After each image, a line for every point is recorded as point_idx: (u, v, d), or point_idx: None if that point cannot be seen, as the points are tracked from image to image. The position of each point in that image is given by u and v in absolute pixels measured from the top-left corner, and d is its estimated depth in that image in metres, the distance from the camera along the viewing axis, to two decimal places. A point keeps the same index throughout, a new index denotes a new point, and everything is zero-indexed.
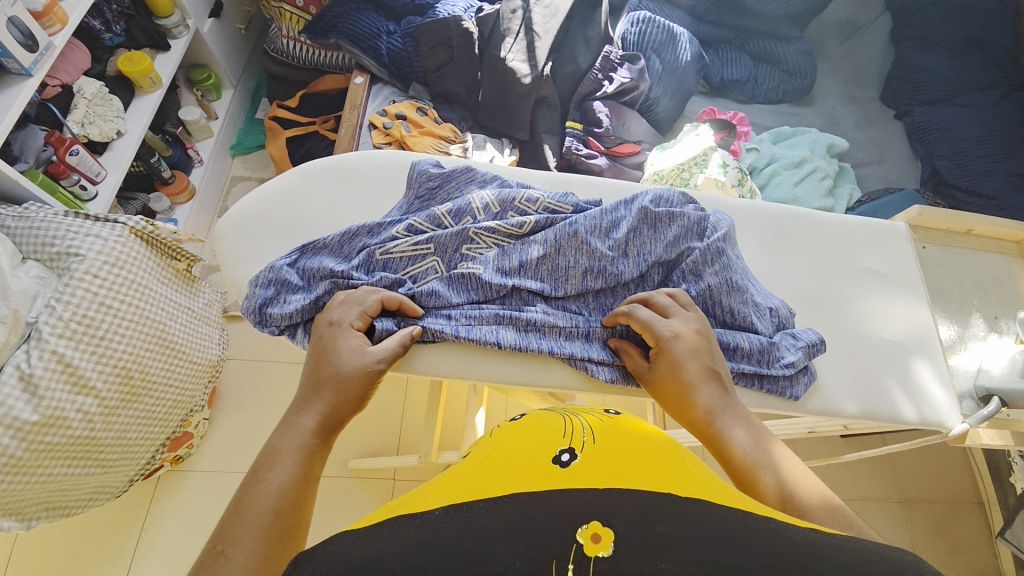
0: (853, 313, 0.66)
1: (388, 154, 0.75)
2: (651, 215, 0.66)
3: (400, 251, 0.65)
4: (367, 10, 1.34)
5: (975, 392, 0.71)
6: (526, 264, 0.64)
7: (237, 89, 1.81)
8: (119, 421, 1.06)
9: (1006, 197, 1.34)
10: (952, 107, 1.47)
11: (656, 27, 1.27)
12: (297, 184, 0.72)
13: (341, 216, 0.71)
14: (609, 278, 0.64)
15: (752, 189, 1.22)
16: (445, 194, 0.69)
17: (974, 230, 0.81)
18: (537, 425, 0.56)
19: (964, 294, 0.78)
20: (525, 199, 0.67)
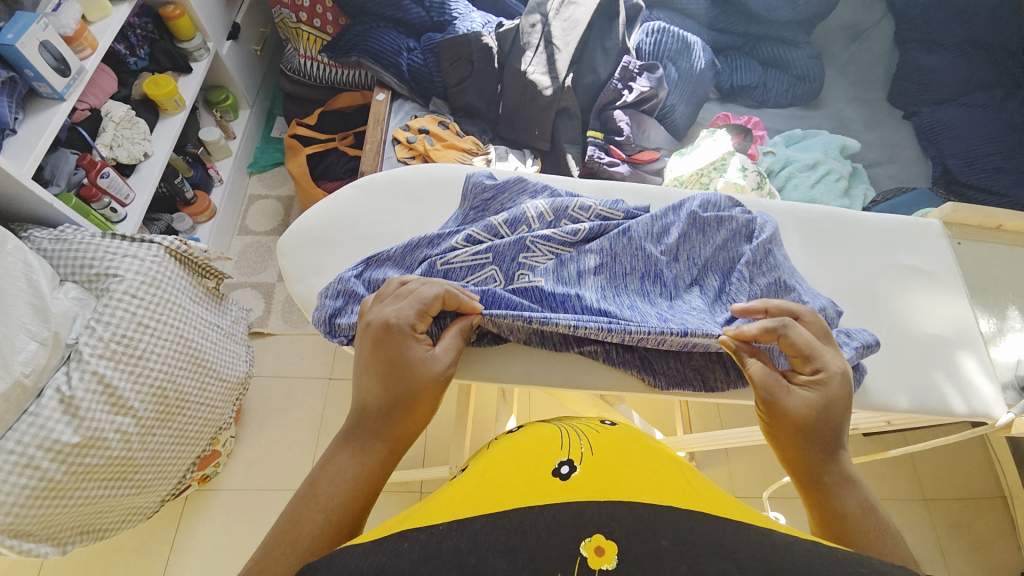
0: (898, 310, 0.68)
1: (439, 167, 0.76)
2: (699, 221, 0.69)
3: (461, 261, 0.65)
4: (387, 28, 1.37)
5: (1017, 382, 0.72)
6: (585, 271, 0.66)
7: (253, 109, 1.84)
8: (153, 440, 1.06)
9: (1018, 193, 1.36)
10: (960, 106, 1.50)
11: (670, 37, 1.30)
12: (353, 199, 0.74)
13: (398, 229, 0.72)
14: (664, 282, 0.66)
15: (771, 191, 1.24)
16: (499, 205, 0.71)
17: (1006, 226, 0.83)
18: (538, 440, 0.65)
19: (1001, 288, 0.79)
20: (578, 207, 0.69)
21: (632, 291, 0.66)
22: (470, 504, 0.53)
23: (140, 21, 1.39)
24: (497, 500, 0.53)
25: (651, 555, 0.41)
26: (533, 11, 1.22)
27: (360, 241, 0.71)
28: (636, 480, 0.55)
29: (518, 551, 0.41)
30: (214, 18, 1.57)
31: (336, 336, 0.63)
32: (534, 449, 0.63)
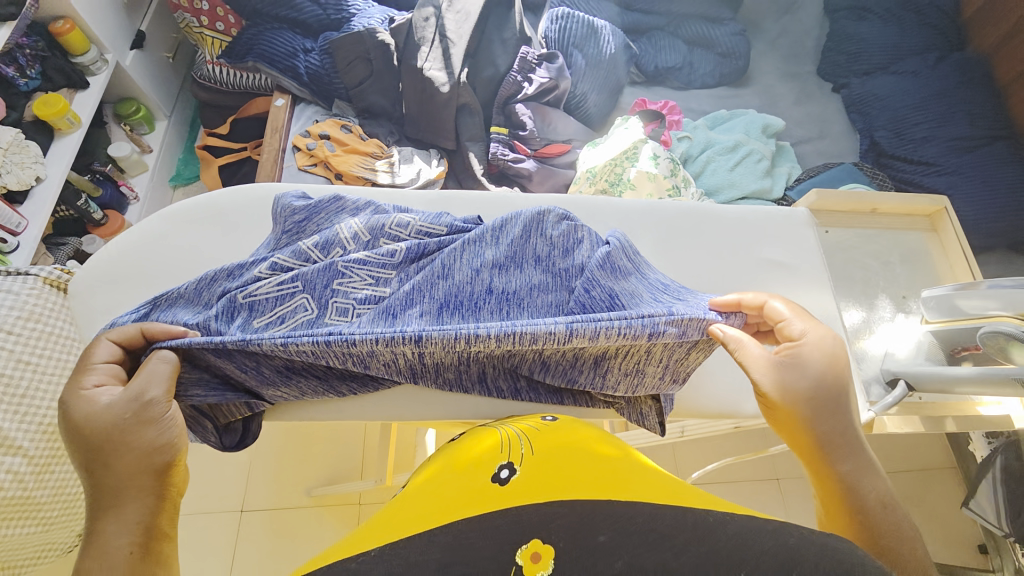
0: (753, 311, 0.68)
1: (253, 187, 0.74)
2: (519, 242, 0.61)
3: (264, 293, 0.58)
4: (282, 29, 1.30)
5: (883, 377, 0.75)
6: (406, 299, 0.58)
7: (171, 120, 1.77)
8: (53, 477, 0.99)
9: (943, 163, 1.33)
10: (887, 75, 1.47)
11: (576, 22, 1.26)
12: (157, 230, 0.72)
13: (205, 259, 0.71)
14: (503, 315, 0.56)
15: (686, 179, 1.21)
16: (315, 226, 0.65)
17: (879, 209, 0.86)
18: (474, 443, 0.61)
19: (868, 277, 0.84)
20: (396, 224, 0.63)
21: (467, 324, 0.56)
22: (410, 519, 0.49)
23: (29, 39, 1.31)
24: (435, 512, 0.49)
25: (584, 554, 0.41)
26: (426, 4, 1.16)
27: (164, 277, 0.69)
28: (578, 481, 0.50)
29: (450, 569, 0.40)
30: (111, 27, 1.50)
31: None
32: (471, 456, 0.58)
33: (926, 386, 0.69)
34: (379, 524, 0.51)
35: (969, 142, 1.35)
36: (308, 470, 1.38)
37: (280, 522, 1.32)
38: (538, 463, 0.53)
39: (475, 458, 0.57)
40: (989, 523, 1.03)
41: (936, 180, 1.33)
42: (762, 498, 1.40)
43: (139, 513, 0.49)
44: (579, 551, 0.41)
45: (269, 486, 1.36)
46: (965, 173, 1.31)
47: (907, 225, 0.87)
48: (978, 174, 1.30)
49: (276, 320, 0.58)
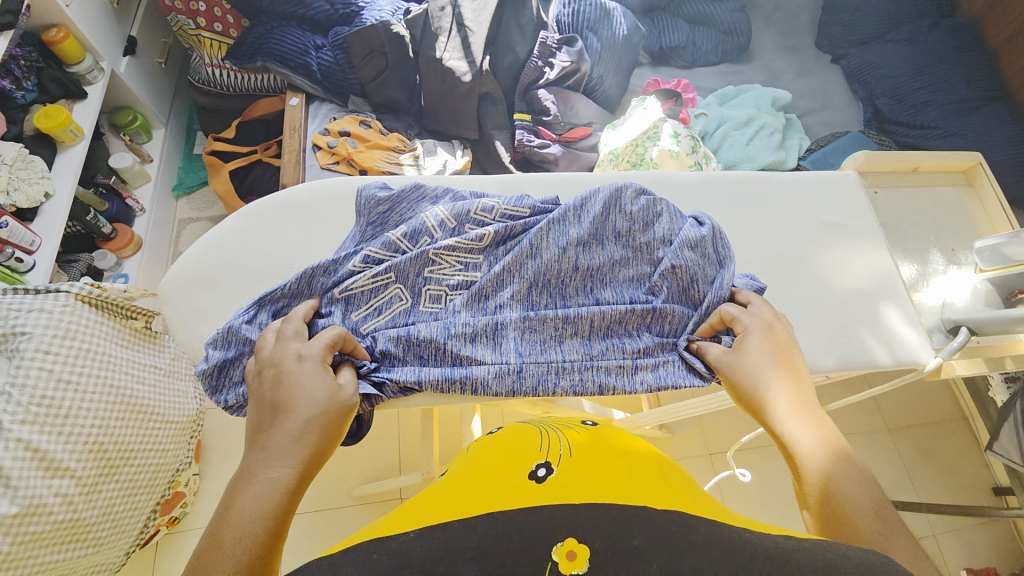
0: (819, 267, 0.70)
1: (326, 183, 0.75)
2: (598, 222, 0.67)
3: (360, 286, 0.65)
4: (289, 26, 1.27)
5: (943, 325, 0.79)
6: (496, 282, 0.66)
7: (168, 127, 1.73)
8: (101, 497, 1.00)
9: (945, 125, 1.38)
10: (885, 44, 1.51)
11: (589, 5, 1.26)
12: (238, 231, 0.73)
13: (283, 257, 0.72)
14: (588, 296, 0.66)
15: (707, 154, 1.23)
16: (397, 216, 0.70)
17: (920, 167, 0.90)
18: (515, 441, 0.61)
19: (919, 234, 0.87)
20: (480, 210, 0.68)
21: (557, 303, 0.66)
22: (445, 507, 0.50)
23: (23, 50, 1.26)
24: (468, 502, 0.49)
25: (621, 555, 0.40)
26: None
27: (246, 278, 0.70)
28: (615, 484, 0.50)
29: (487, 557, 0.40)
30: (104, 33, 1.44)
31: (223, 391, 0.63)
32: (514, 450, 0.58)
33: (988, 328, 0.72)
34: (408, 511, 0.51)
35: (969, 103, 1.39)
36: (348, 470, 1.37)
37: (325, 524, 1.31)
38: (577, 466, 0.54)
39: (517, 452, 0.57)
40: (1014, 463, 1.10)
41: (940, 142, 1.37)
42: None
43: (291, 477, 0.49)
44: (620, 553, 0.40)
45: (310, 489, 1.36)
46: (969, 133, 1.35)
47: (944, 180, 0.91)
48: (981, 134, 1.35)
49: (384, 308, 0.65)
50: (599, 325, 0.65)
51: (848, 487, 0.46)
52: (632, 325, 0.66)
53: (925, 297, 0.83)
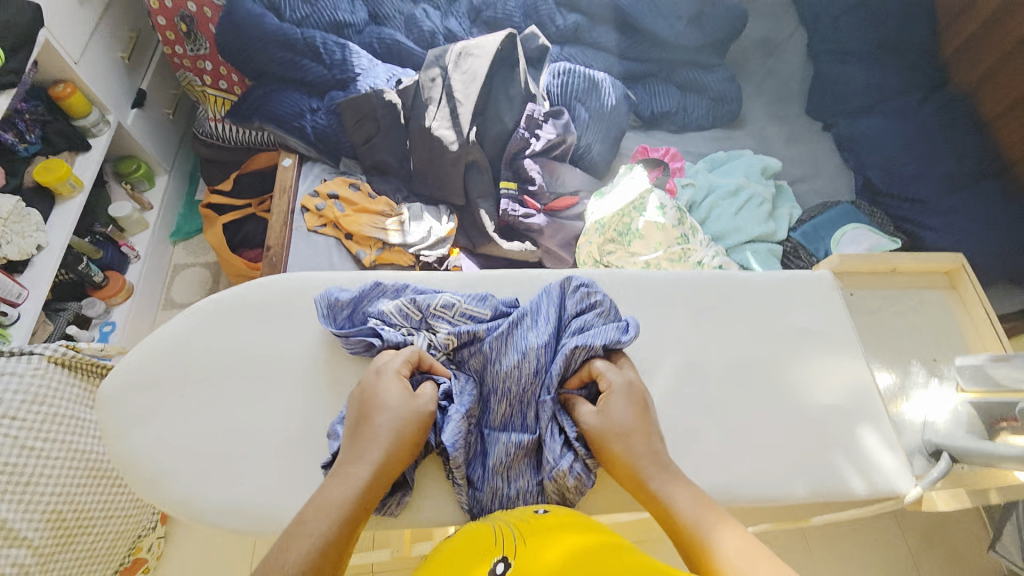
0: (793, 378, 0.76)
1: (282, 281, 0.78)
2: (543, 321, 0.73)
3: None
4: (288, 90, 1.31)
5: (924, 449, 0.79)
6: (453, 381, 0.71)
7: (171, 174, 1.77)
8: (56, 566, 0.96)
9: (937, 200, 1.37)
10: (875, 115, 1.53)
11: (578, 77, 1.29)
12: (186, 329, 0.74)
13: (231, 360, 0.73)
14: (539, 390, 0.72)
15: (694, 225, 1.23)
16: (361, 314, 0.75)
17: (898, 268, 0.89)
18: (471, 538, 0.62)
19: (898, 341, 0.86)
20: (440, 307, 0.74)
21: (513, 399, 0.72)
22: None
23: (29, 104, 1.31)
24: None
25: None
26: (432, 65, 1.19)
27: (191, 382, 0.71)
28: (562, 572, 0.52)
29: None
30: (113, 89, 1.50)
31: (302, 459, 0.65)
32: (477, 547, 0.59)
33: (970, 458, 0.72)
34: None
35: (961, 178, 1.39)
36: None
37: None
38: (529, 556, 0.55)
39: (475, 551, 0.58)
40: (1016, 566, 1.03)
41: (932, 217, 1.36)
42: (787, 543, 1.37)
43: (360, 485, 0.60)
44: None
45: None
46: (961, 209, 1.34)
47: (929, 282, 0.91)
48: (973, 210, 1.34)
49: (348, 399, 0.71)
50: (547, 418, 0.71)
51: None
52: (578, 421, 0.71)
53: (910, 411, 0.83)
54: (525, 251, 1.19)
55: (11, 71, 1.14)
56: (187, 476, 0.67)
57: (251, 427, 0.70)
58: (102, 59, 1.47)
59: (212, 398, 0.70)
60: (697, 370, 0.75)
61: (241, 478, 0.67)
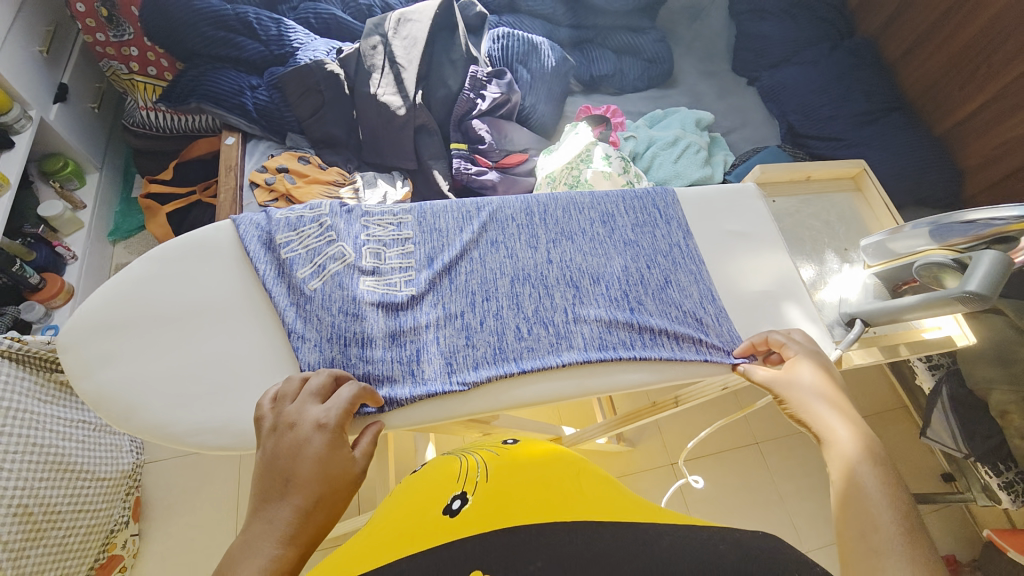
0: (727, 274, 0.82)
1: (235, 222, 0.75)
2: (522, 338, 0.72)
3: (389, 265, 0.75)
4: (224, 68, 1.28)
5: (842, 319, 0.86)
6: (450, 286, 0.74)
7: (102, 171, 1.68)
8: (28, 563, 0.96)
9: (849, 136, 1.51)
10: (792, 66, 1.66)
11: (516, 40, 1.34)
12: (144, 273, 0.73)
13: (189, 300, 0.71)
14: (540, 289, 0.75)
15: (638, 173, 1.30)
16: (319, 309, 0.70)
17: (812, 176, 1.01)
18: (438, 476, 0.63)
19: (815, 236, 0.96)
20: (378, 334, 0.69)
21: (517, 280, 0.76)
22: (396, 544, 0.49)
23: None
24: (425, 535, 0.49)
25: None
26: (371, 33, 1.19)
27: (153, 323, 0.70)
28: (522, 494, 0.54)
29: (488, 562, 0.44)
30: (33, 82, 1.41)
31: (364, 264, 0.74)
32: (433, 490, 0.60)
33: (879, 320, 0.80)
34: (351, 552, 0.51)
35: (869, 115, 1.53)
36: None
37: None
38: (492, 493, 0.55)
39: (436, 493, 0.58)
40: (948, 447, 1.16)
41: (846, 152, 1.50)
42: (747, 463, 1.50)
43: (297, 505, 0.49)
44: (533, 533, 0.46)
45: None
46: (870, 143, 1.48)
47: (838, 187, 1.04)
48: (881, 142, 1.47)
49: (322, 281, 0.71)
50: (588, 261, 0.78)
51: (865, 466, 0.51)
52: (609, 265, 0.79)
53: (826, 297, 0.90)
54: None
55: None
56: (164, 404, 0.66)
57: (218, 356, 0.68)
58: (21, 52, 1.38)
59: (169, 340, 0.69)
60: (659, 267, 0.80)
61: (199, 408, 0.66)
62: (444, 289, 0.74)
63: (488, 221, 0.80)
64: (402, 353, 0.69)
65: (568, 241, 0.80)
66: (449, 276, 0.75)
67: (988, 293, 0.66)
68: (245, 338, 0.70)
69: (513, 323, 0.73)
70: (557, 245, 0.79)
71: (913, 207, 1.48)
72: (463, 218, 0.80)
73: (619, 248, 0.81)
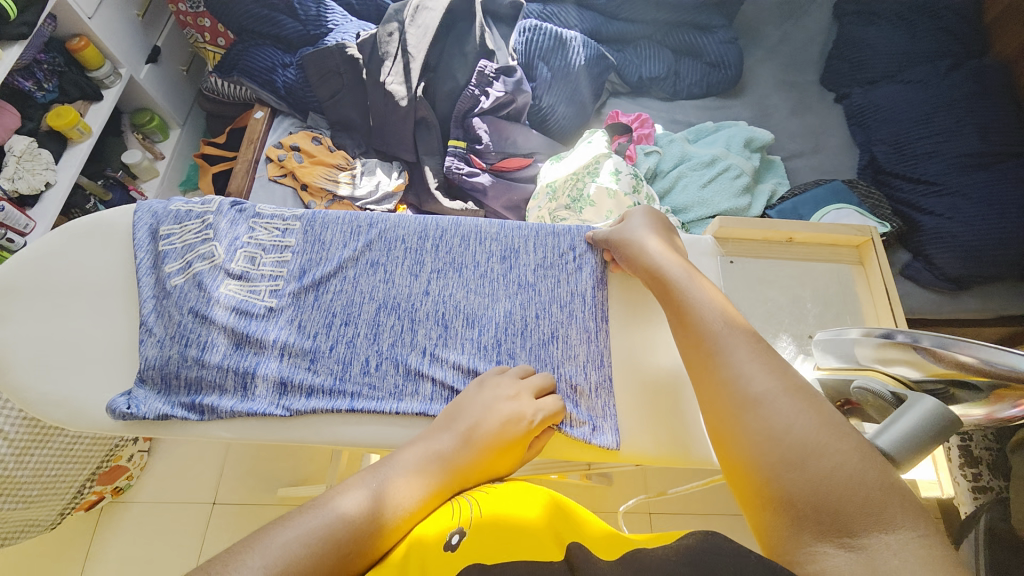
0: (639, 342, 0.78)
1: (142, 213, 0.80)
2: (363, 371, 0.74)
3: (259, 272, 0.79)
4: (264, 45, 1.35)
5: None
6: (311, 303, 0.78)
7: (184, 128, 1.88)
8: (33, 460, 1.07)
9: (948, 181, 1.20)
10: (896, 84, 1.35)
11: (543, 34, 1.25)
12: (50, 245, 0.77)
13: (87, 282, 0.77)
14: (400, 324, 0.77)
15: (651, 195, 1.15)
16: (174, 306, 0.75)
17: (795, 238, 0.87)
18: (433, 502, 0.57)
19: (771, 312, 0.83)
20: (226, 340, 0.74)
21: (377, 309, 0.77)
22: None
23: (47, 55, 1.43)
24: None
25: None
26: (390, 20, 1.17)
27: (49, 296, 0.76)
28: (531, 549, 0.49)
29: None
30: (126, 44, 1.61)
31: (232, 268, 0.78)
32: (429, 518, 0.54)
33: None
34: None
35: (983, 158, 1.21)
36: (281, 467, 1.39)
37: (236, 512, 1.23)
38: (488, 528, 0.51)
39: (429, 526, 0.53)
40: None
41: (937, 200, 1.20)
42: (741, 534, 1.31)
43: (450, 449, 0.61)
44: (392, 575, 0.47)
45: (243, 481, 1.38)
46: (973, 193, 1.17)
47: (835, 256, 0.88)
48: (990, 195, 1.15)
49: (183, 278, 0.77)
50: (459, 300, 0.78)
51: (681, 280, 0.67)
52: (481, 309, 0.78)
53: None
54: (466, 210, 1.20)
55: (25, 22, 1.20)
56: (31, 372, 0.73)
57: (96, 340, 0.75)
58: (118, 15, 1.58)
59: (57, 314, 0.75)
60: (535, 326, 0.77)
61: (65, 384, 0.73)
62: (306, 307, 0.77)
63: (375, 240, 0.81)
64: (243, 365, 0.73)
65: (445, 276, 0.80)
66: (315, 300, 0.78)
67: (901, 461, 0.50)
68: (115, 323, 0.76)
69: (360, 358, 0.75)
70: (432, 278, 0.79)
71: (1015, 282, 1.17)
72: (347, 234, 0.82)
73: (497, 290, 0.79)
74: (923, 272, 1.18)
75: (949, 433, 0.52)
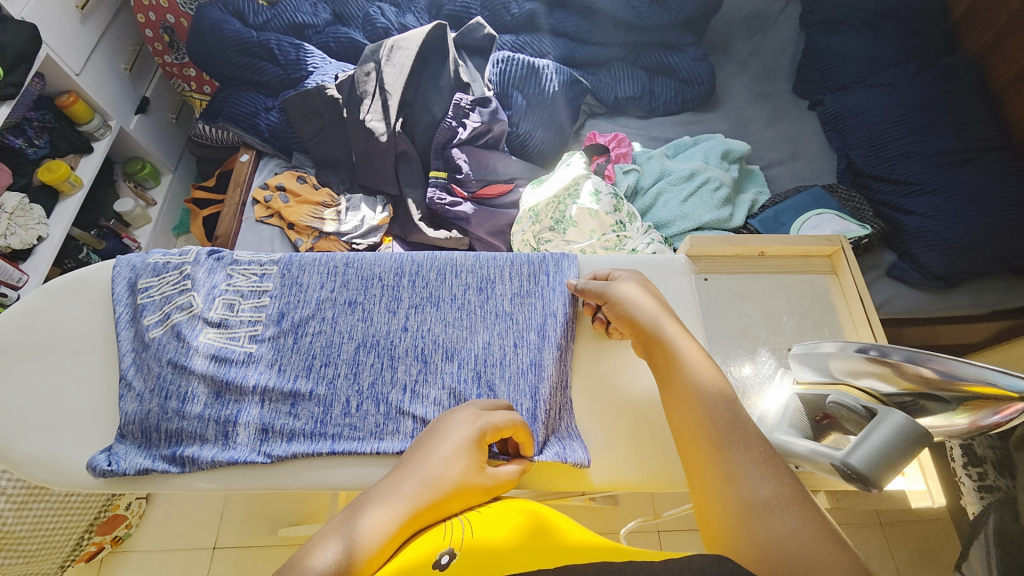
0: (613, 366, 0.82)
1: (122, 267, 0.82)
2: (343, 413, 0.75)
3: (237, 319, 0.79)
4: (248, 90, 1.39)
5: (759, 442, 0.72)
6: (290, 348, 0.78)
7: (175, 173, 1.91)
8: (31, 514, 1.06)
9: (925, 180, 1.21)
10: (865, 89, 1.38)
11: (516, 64, 1.28)
12: (32, 304, 0.79)
13: (70, 338, 0.78)
14: (379, 362, 0.77)
15: (632, 213, 1.16)
16: (153, 359, 0.76)
17: (767, 252, 0.88)
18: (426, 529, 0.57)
19: (749, 326, 0.84)
20: (205, 391, 0.75)
21: (356, 349, 0.78)
22: None
23: (38, 113, 1.47)
24: None
25: None
26: (367, 59, 1.21)
27: (31, 355, 0.77)
28: (517, 566, 0.48)
29: None
30: (115, 97, 1.66)
31: (210, 316, 0.79)
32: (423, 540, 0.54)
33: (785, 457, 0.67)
34: None
35: (958, 155, 1.22)
36: (282, 508, 1.37)
37: None
38: (481, 549, 0.51)
39: (420, 548, 0.53)
40: None
41: (917, 200, 1.21)
42: None
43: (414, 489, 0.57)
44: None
45: (244, 524, 1.36)
46: (951, 190, 1.18)
47: (808, 267, 0.89)
48: (967, 191, 1.17)
49: (162, 330, 0.77)
50: (437, 334, 0.79)
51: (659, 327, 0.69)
52: (460, 343, 0.79)
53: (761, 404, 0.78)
54: (451, 239, 1.21)
55: (11, 84, 1.24)
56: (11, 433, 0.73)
57: (79, 397, 0.76)
58: (105, 70, 1.62)
59: (40, 373, 0.76)
60: (513, 355, 0.78)
61: (47, 443, 0.73)
62: (285, 350, 0.78)
63: (352, 280, 0.83)
64: (223, 414, 0.74)
65: (424, 312, 0.81)
66: (295, 343, 0.78)
67: (875, 478, 0.53)
68: (97, 379, 0.77)
69: (340, 399, 0.75)
70: (410, 314, 0.81)
71: (1002, 275, 1.18)
72: (325, 276, 0.83)
73: (474, 321, 0.80)
74: (910, 272, 1.19)
75: (920, 450, 0.53)
